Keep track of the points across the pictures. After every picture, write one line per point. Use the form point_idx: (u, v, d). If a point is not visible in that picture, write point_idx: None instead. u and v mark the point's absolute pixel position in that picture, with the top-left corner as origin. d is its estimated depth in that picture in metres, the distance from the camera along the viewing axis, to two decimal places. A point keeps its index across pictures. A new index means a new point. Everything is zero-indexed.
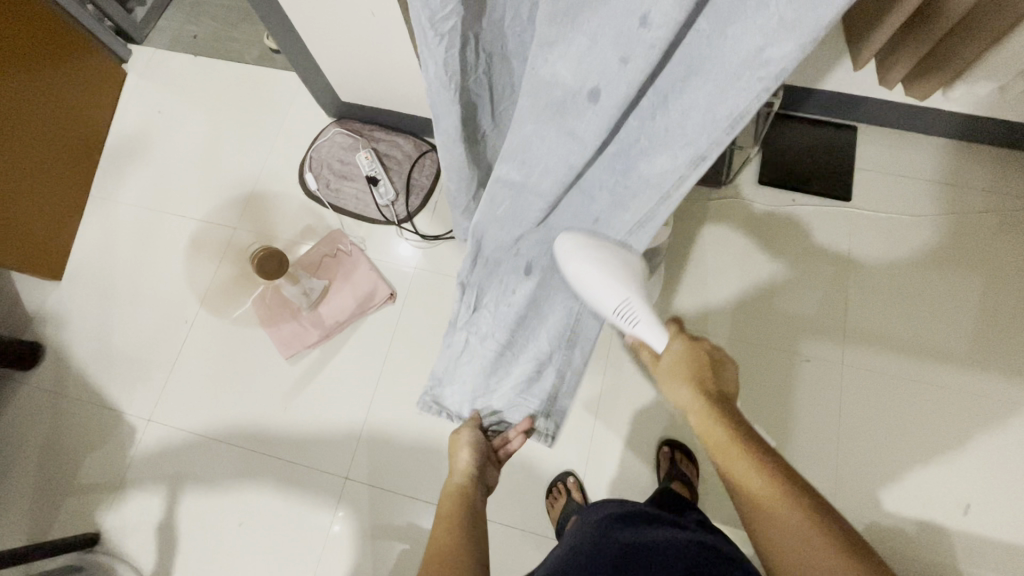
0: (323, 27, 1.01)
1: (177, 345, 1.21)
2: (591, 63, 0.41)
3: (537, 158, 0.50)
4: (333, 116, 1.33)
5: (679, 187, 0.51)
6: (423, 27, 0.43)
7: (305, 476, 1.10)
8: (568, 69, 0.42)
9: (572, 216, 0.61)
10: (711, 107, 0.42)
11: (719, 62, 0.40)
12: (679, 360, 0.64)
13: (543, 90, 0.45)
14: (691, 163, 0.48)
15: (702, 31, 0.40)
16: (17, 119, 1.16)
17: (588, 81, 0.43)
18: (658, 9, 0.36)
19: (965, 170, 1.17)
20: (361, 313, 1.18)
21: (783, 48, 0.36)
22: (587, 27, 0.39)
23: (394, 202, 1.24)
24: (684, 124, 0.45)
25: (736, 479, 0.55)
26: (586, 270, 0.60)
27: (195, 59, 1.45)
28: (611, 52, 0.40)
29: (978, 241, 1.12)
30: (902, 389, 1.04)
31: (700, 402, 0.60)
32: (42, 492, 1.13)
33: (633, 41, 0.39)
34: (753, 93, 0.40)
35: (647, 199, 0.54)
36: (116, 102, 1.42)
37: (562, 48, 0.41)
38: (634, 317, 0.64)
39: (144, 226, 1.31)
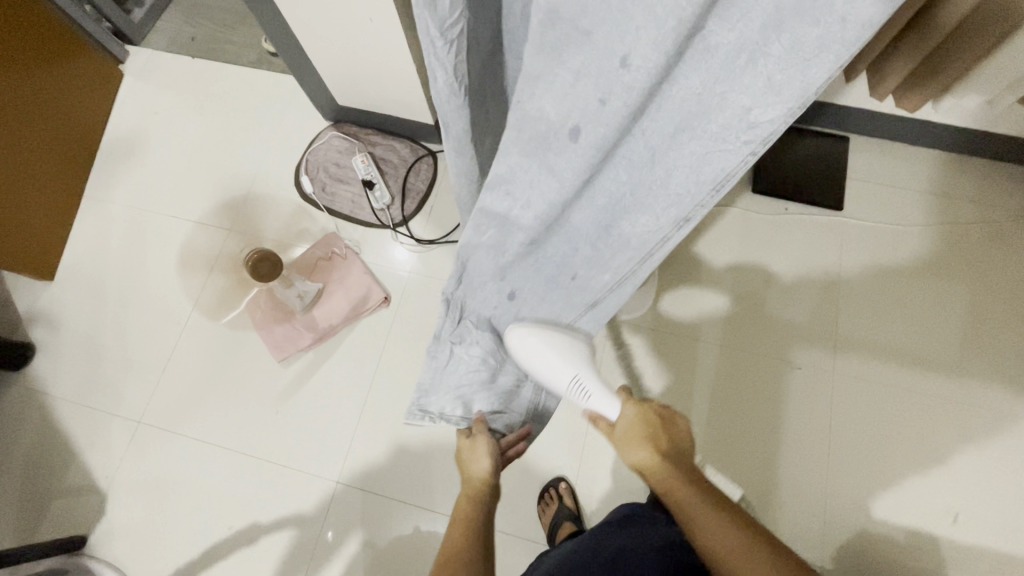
0: (320, 31, 1.01)
1: (169, 345, 1.20)
2: (573, 99, 0.41)
3: (520, 195, 0.49)
4: (330, 119, 1.34)
5: (659, 244, 0.57)
6: (431, 36, 0.43)
7: (296, 479, 1.09)
8: (551, 105, 0.41)
9: (554, 263, 0.61)
10: (698, 168, 0.46)
11: (708, 122, 0.42)
12: (633, 422, 0.63)
13: (525, 125, 0.44)
14: (675, 223, 0.54)
15: (691, 86, 0.40)
16: (11, 118, 1.16)
17: (570, 118, 0.42)
18: (640, 51, 0.36)
19: (955, 181, 1.18)
20: (355, 316, 1.18)
21: (770, 111, 0.39)
22: (571, 64, 0.39)
23: (390, 206, 1.25)
24: (669, 181, 0.48)
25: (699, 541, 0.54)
26: (542, 353, 0.65)
27: (192, 61, 1.45)
28: (592, 91, 0.40)
29: (968, 250, 1.13)
30: (891, 399, 1.05)
31: (657, 462, 0.59)
32: (29, 494, 1.12)
33: (613, 80, 0.39)
34: (740, 156, 0.44)
35: (626, 251, 0.59)
36: (112, 103, 1.42)
37: (547, 83, 0.40)
38: (586, 390, 0.66)
39: (137, 226, 1.30)
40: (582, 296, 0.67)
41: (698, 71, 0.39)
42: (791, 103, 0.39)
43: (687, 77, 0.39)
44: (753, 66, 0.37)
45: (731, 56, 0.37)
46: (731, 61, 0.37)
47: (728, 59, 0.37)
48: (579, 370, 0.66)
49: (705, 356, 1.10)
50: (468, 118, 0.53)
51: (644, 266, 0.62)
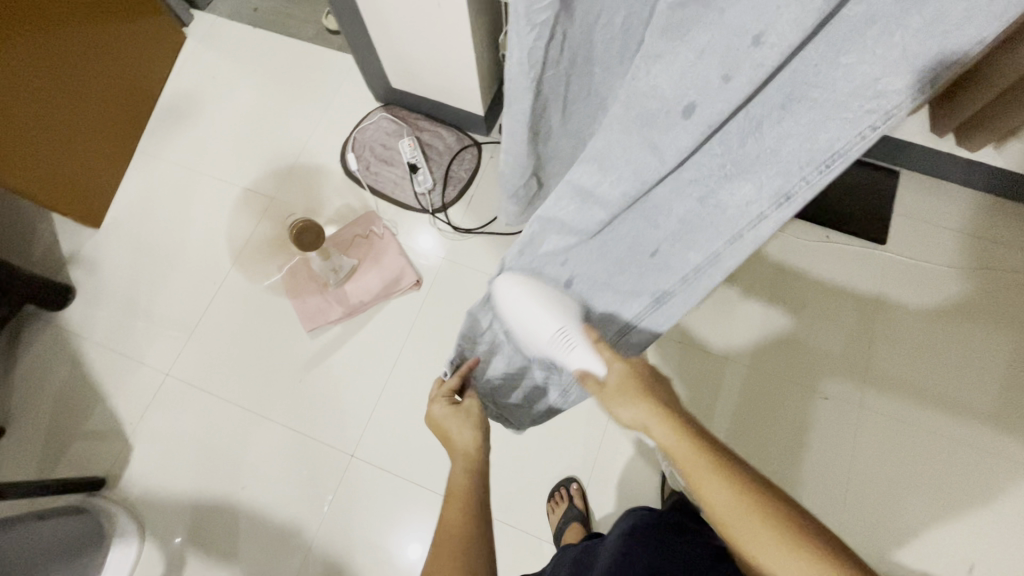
0: (388, 12, 1.03)
1: (202, 304, 1.23)
2: (689, 77, 0.43)
3: (613, 167, 0.52)
4: (381, 100, 1.36)
5: (756, 225, 0.50)
6: (518, 15, 0.47)
7: (311, 449, 1.11)
8: (667, 81, 0.44)
9: (628, 244, 0.60)
10: (809, 140, 0.42)
11: (825, 91, 0.39)
12: (623, 380, 0.58)
13: (640, 101, 0.47)
14: (773, 201, 0.47)
15: (812, 60, 0.39)
16: (75, 66, 1.20)
17: (686, 95, 0.44)
18: (775, 29, 0.37)
19: (1007, 228, 1.15)
20: (385, 296, 1.19)
21: (897, 81, 0.36)
22: (697, 41, 0.41)
23: (430, 191, 1.26)
24: (777, 152, 0.44)
25: (707, 503, 0.49)
26: (524, 304, 0.65)
27: (253, 31, 1.48)
28: (714, 69, 0.41)
29: (1012, 303, 1.10)
30: (919, 442, 1.03)
31: (659, 411, 0.54)
32: (57, 429, 1.16)
33: (743, 58, 0.40)
34: (855, 131, 0.40)
35: (717, 230, 0.53)
36: (173, 64, 1.46)
37: (667, 60, 0.43)
38: (572, 343, 0.62)
39: (185, 185, 1.34)
40: (653, 282, 0.62)
41: (824, 47, 0.38)
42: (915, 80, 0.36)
43: (809, 55, 0.39)
44: (886, 37, 0.35)
45: (859, 26, 0.36)
46: (862, 29, 0.36)
47: (857, 29, 0.36)
48: (565, 324, 0.63)
49: (731, 377, 1.09)
50: None
51: (734, 251, 0.54)
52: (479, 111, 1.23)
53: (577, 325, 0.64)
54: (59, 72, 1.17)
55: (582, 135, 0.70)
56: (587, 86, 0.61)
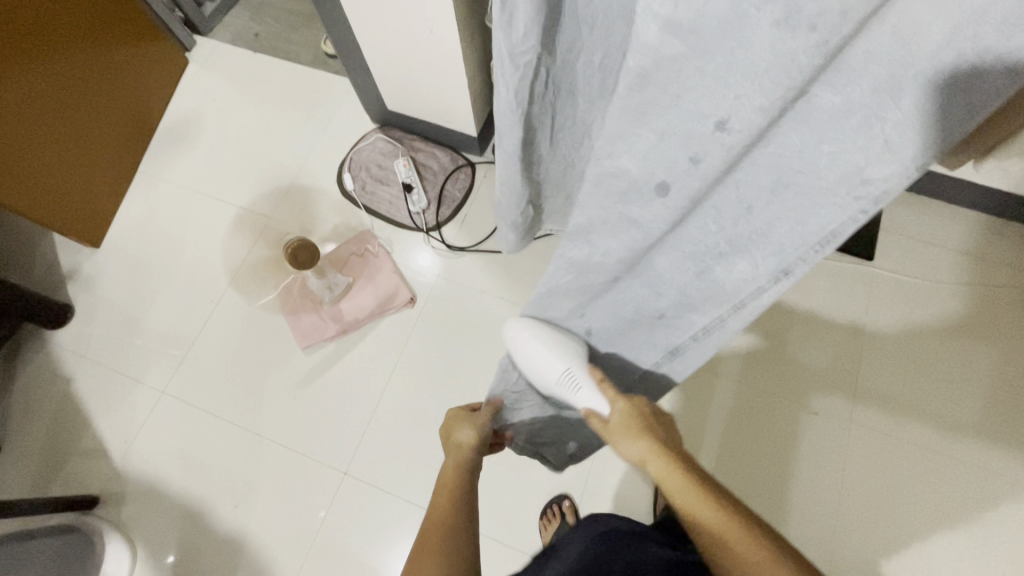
0: (381, 37, 1.06)
1: (199, 322, 1.24)
2: (657, 154, 0.45)
3: (601, 240, 0.56)
4: (376, 122, 1.39)
5: (756, 295, 0.54)
6: (502, 57, 0.50)
7: (304, 465, 1.11)
8: (633, 162, 0.47)
9: (633, 307, 0.64)
10: (800, 224, 0.46)
11: (812, 178, 0.42)
12: (626, 418, 0.61)
13: (608, 180, 0.50)
14: (772, 275, 0.51)
15: (792, 144, 0.42)
16: (77, 93, 1.24)
17: (655, 175, 0.47)
18: (740, 116, 0.39)
19: (993, 244, 1.17)
20: (380, 314, 1.21)
21: (884, 169, 0.39)
22: (657, 125, 0.43)
23: (425, 210, 1.28)
24: (768, 233, 0.48)
25: (699, 537, 0.50)
26: (534, 345, 0.69)
27: (253, 55, 1.52)
28: (680, 151, 0.44)
29: (998, 318, 1.12)
30: (909, 457, 1.03)
31: (658, 451, 0.57)
32: (51, 448, 1.16)
33: (710, 143, 0.42)
34: (844, 213, 0.43)
35: (718, 298, 0.57)
36: (174, 88, 1.49)
37: (628, 143, 0.46)
38: (577, 383, 0.66)
39: (184, 205, 1.36)
40: (662, 338, 0.66)
41: (802, 132, 0.40)
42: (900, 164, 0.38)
43: (789, 137, 0.41)
44: (868, 130, 0.38)
45: (839, 117, 0.38)
46: (839, 120, 0.38)
47: (835, 120, 0.39)
48: (571, 363, 0.67)
49: (721, 392, 1.10)
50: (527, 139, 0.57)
51: (737, 317, 0.58)
52: (472, 132, 1.26)
53: (583, 364, 0.67)
54: (62, 98, 1.20)
55: (570, 163, 0.71)
56: (573, 118, 0.63)
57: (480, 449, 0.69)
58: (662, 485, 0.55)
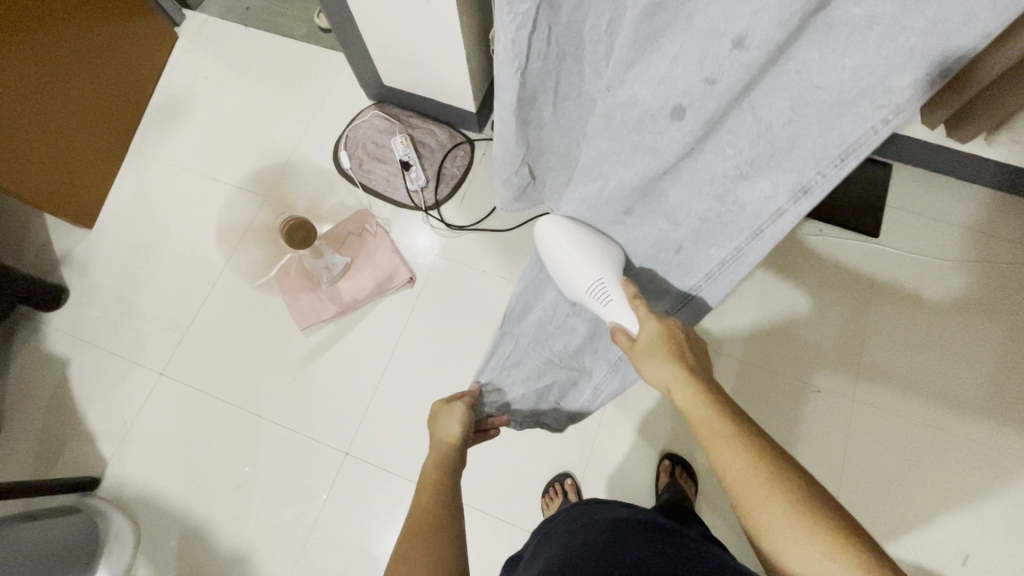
0: (375, 7, 1.02)
1: (197, 303, 1.23)
2: (675, 79, 0.43)
3: (613, 171, 0.55)
4: (372, 98, 1.36)
5: (775, 222, 0.51)
6: (501, 5, 0.49)
7: (304, 446, 1.11)
8: (646, 90, 0.45)
9: (650, 240, 0.63)
10: (822, 138, 0.43)
11: (832, 93, 0.40)
12: (654, 338, 0.59)
13: (621, 111, 0.49)
14: (790, 196, 0.48)
15: (811, 58, 0.40)
16: (64, 71, 1.19)
17: (671, 99, 0.45)
18: (757, 32, 0.37)
19: (997, 220, 1.16)
20: (379, 294, 1.19)
21: (906, 78, 0.37)
22: (670, 48, 0.42)
23: (423, 188, 1.26)
24: (791, 149, 0.45)
25: (720, 468, 0.49)
26: (563, 248, 0.64)
27: (245, 30, 1.48)
28: (695, 73, 0.42)
29: (1002, 294, 1.11)
30: (913, 435, 1.03)
31: (682, 376, 0.55)
32: (49, 431, 1.16)
33: (726, 63, 0.40)
34: (867, 124, 0.41)
35: (737, 226, 0.53)
36: (165, 65, 1.46)
37: (641, 68, 0.44)
38: (608, 296, 0.63)
39: (177, 186, 1.33)
40: (678, 279, 0.64)
41: (822, 49, 0.39)
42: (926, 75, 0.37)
43: (808, 54, 0.39)
44: (892, 40, 0.36)
45: (861, 29, 0.37)
46: (862, 32, 0.37)
47: (857, 33, 0.37)
48: (604, 275, 0.63)
49: (724, 372, 1.09)
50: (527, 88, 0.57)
51: (755, 248, 0.54)
52: (471, 108, 1.23)
53: (617, 276, 0.63)
54: (48, 77, 1.16)
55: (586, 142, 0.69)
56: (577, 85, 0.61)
57: (464, 445, 0.68)
58: (686, 414, 0.54)
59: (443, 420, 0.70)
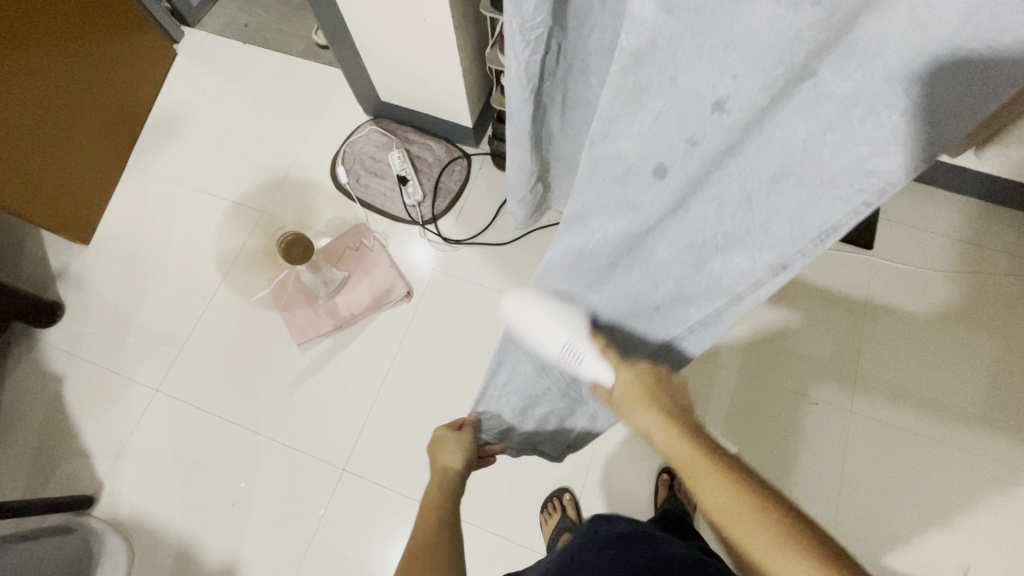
0: (372, 26, 1.04)
1: (193, 319, 1.22)
2: (655, 142, 0.45)
3: (595, 224, 0.53)
4: (369, 114, 1.37)
5: (752, 291, 0.52)
6: (513, 31, 0.49)
7: (300, 462, 1.10)
8: (631, 145, 0.46)
9: (631, 298, 0.60)
10: (800, 216, 0.45)
11: (815, 170, 0.42)
12: (632, 389, 0.62)
13: (605, 164, 0.48)
14: (770, 269, 0.49)
15: (797, 133, 0.41)
16: (62, 89, 1.20)
17: (654, 157, 0.46)
18: (740, 97, 0.40)
19: (988, 231, 1.17)
20: (376, 308, 1.19)
21: (888, 160, 0.39)
22: (652, 106, 0.43)
23: (420, 202, 1.27)
24: (768, 227, 0.47)
25: (705, 504, 0.51)
26: (531, 318, 0.63)
27: (243, 46, 1.49)
28: (678, 134, 0.44)
29: (995, 306, 1.11)
30: (910, 446, 1.03)
31: (661, 422, 0.58)
32: (43, 448, 1.15)
33: (709, 125, 0.42)
34: (848, 206, 0.42)
35: (713, 294, 0.55)
36: (163, 82, 1.47)
37: (625, 124, 0.45)
38: (580, 354, 0.62)
39: (175, 201, 1.34)
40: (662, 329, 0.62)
41: (805, 123, 0.40)
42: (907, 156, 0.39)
43: (793, 125, 0.41)
44: (873, 117, 0.38)
45: (845, 105, 0.38)
46: (846, 109, 0.38)
47: (841, 110, 0.39)
48: (572, 335, 0.61)
49: (721, 385, 1.09)
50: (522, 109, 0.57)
51: (733, 311, 0.56)
52: (467, 123, 1.24)
53: (584, 332, 0.62)
54: (46, 95, 1.17)
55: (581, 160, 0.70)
56: (574, 99, 0.62)
57: (466, 470, 0.69)
58: (668, 456, 0.57)
59: (441, 447, 0.70)
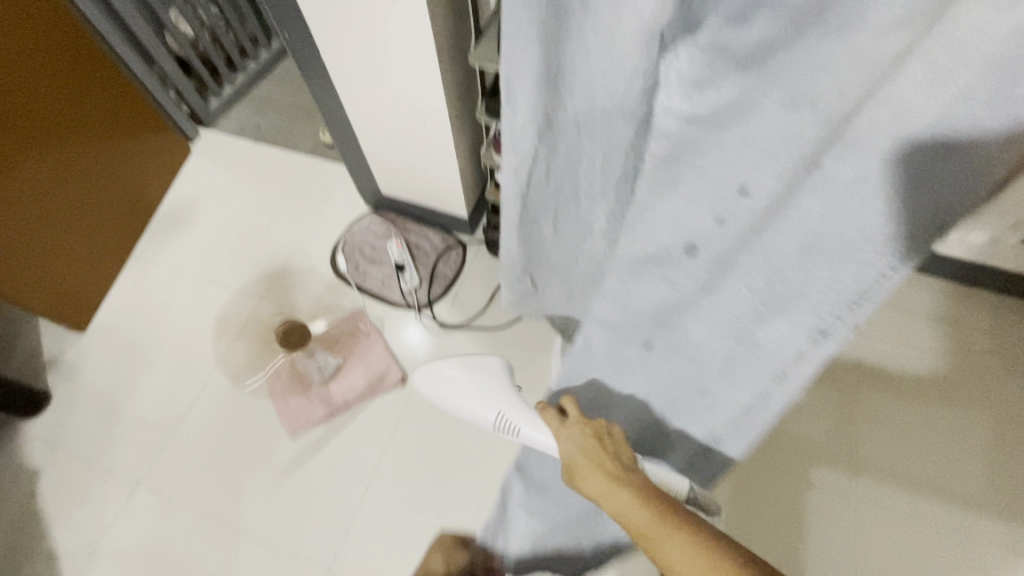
0: (377, 128, 1.13)
1: (182, 407, 1.20)
2: (686, 220, 0.50)
3: (638, 290, 0.61)
4: (370, 205, 1.44)
5: (799, 361, 0.50)
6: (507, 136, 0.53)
7: (283, 563, 1.05)
8: (665, 227, 0.52)
9: (682, 367, 0.65)
10: (830, 286, 0.43)
11: (836, 243, 0.40)
12: (583, 446, 0.67)
13: (641, 246, 0.56)
14: (810, 338, 0.47)
15: (811, 209, 0.40)
16: (78, 183, 1.26)
17: (685, 238, 0.52)
18: (758, 183, 0.43)
19: (967, 311, 1.21)
20: (371, 394, 1.19)
21: (897, 234, 0.37)
22: (686, 193, 0.49)
23: (417, 289, 1.30)
24: (803, 297, 0.45)
25: (651, 551, 0.55)
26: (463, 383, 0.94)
27: (255, 145, 1.60)
28: (708, 214, 0.48)
29: (980, 388, 1.13)
30: (918, 533, 1.01)
31: (612, 473, 0.63)
32: (10, 550, 1.08)
33: (735, 207, 0.46)
34: (873, 274, 0.40)
35: (760, 365, 0.54)
36: (175, 175, 1.55)
37: (663, 207, 0.51)
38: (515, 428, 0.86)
39: (176, 288, 1.37)
40: (706, 413, 0.66)
41: (816, 200, 0.40)
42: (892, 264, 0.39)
43: (807, 205, 0.41)
44: (875, 196, 0.37)
45: (853, 185, 0.37)
46: (854, 187, 0.37)
47: (849, 188, 0.37)
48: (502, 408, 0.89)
49: None
50: (517, 207, 0.62)
51: (784, 385, 0.54)
52: (463, 214, 1.30)
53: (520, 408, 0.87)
54: (62, 188, 1.23)
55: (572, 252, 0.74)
56: None
57: None
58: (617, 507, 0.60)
59: None
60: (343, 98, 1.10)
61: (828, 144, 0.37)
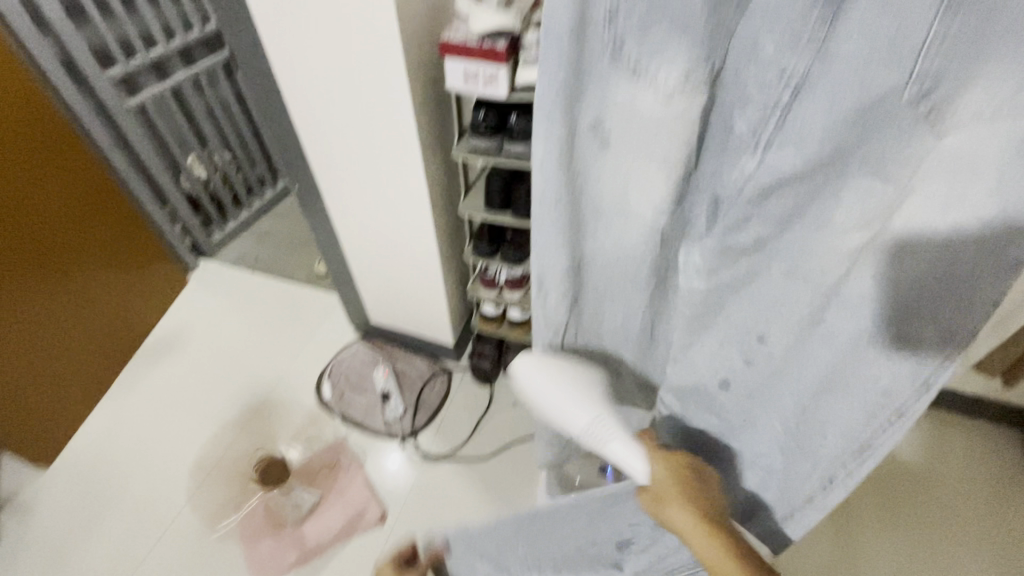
0: (373, 264, 1.22)
1: (139, 556, 1.12)
2: (717, 360, 0.65)
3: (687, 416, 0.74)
4: (359, 333, 1.48)
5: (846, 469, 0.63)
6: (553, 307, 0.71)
7: None
8: (702, 363, 0.67)
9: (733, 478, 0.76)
10: (852, 418, 0.58)
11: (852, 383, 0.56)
12: (668, 480, 0.67)
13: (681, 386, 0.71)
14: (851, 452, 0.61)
15: (826, 355, 0.57)
16: (71, 315, 1.30)
17: (719, 374, 0.67)
18: (776, 334, 0.59)
19: (945, 436, 1.22)
20: (348, 534, 1.13)
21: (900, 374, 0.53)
22: (713, 339, 0.64)
23: (401, 417, 1.29)
24: (828, 425, 0.61)
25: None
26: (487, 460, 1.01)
27: (251, 275, 1.68)
28: (738, 356, 0.64)
29: (945, 500, 1.14)
30: None
31: (696, 517, 0.64)
32: None
33: (757, 351, 0.62)
34: (891, 407, 0.56)
35: (810, 475, 0.66)
36: (169, 305, 1.60)
37: (695, 349, 0.66)
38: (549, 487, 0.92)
39: (153, 420, 1.34)
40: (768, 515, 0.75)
41: (828, 349, 0.56)
42: (918, 366, 0.52)
43: (820, 352, 0.57)
44: (873, 345, 0.53)
45: (856, 338, 0.54)
46: (854, 342, 0.54)
47: (855, 344, 0.54)
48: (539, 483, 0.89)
49: None
50: None
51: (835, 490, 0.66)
52: (449, 341, 1.34)
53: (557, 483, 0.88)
54: (55, 320, 1.25)
55: None
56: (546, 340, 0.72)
57: None
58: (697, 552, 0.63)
59: None
60: (342, 239, 1.19)
61: (827, 304, 0.54)
